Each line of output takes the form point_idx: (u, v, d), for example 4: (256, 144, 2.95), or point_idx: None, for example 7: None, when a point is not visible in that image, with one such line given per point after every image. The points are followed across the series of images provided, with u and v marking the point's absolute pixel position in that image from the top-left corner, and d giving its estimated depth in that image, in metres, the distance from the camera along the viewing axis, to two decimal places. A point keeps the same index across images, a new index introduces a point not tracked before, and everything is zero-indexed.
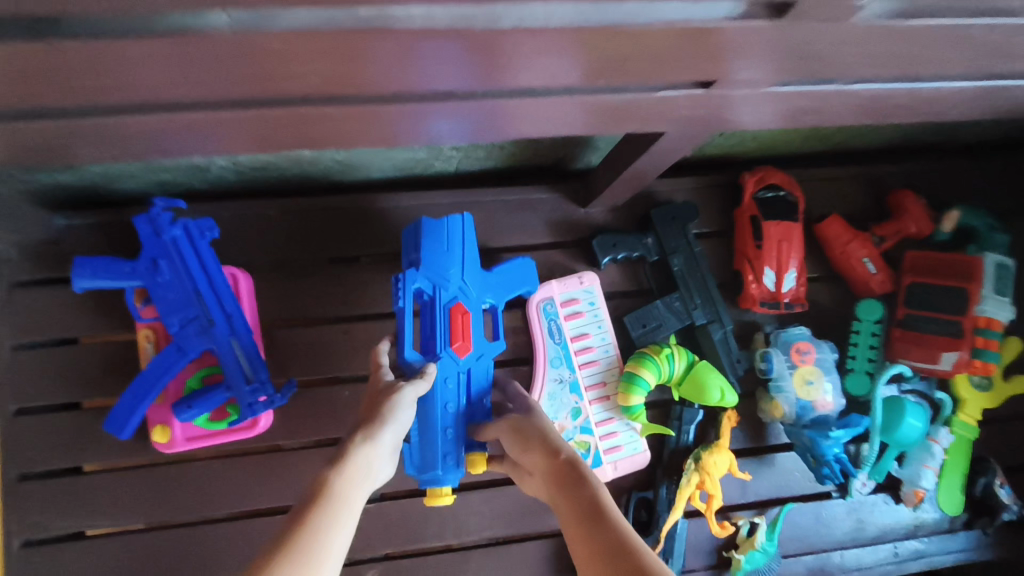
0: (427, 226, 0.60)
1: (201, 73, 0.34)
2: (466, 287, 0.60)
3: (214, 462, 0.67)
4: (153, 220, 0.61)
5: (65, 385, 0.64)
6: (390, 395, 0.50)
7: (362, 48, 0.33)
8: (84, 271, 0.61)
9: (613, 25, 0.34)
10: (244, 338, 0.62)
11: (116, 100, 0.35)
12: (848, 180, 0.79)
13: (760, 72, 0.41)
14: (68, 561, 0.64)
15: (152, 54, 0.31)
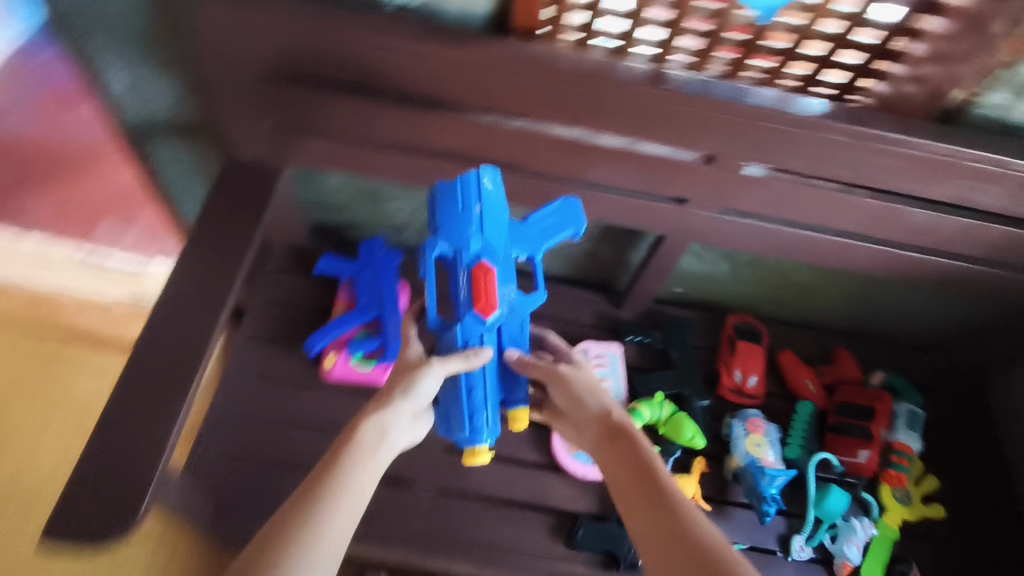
0: (446, 196, 0.71)
1: (463, 144, 0.82)
2: (489, 244, 0.70)
3: (346, 394, 1.01)
4: (369, 243, 1.06)
5: (281, 324, 1.05)
6: (412, 374, 0.68)
7: (531, 141, 0.80)
8: (326, 262, 1.07)
9: (637, 153, 0.80)
10: (396, 313, 0.99)
11: (422, 146, 0.83)
12: (799, 337, 1.15)
13: (708, 198, 0.84)
14: (237, 426, 0.96)
15: (451, 128, 0.79)
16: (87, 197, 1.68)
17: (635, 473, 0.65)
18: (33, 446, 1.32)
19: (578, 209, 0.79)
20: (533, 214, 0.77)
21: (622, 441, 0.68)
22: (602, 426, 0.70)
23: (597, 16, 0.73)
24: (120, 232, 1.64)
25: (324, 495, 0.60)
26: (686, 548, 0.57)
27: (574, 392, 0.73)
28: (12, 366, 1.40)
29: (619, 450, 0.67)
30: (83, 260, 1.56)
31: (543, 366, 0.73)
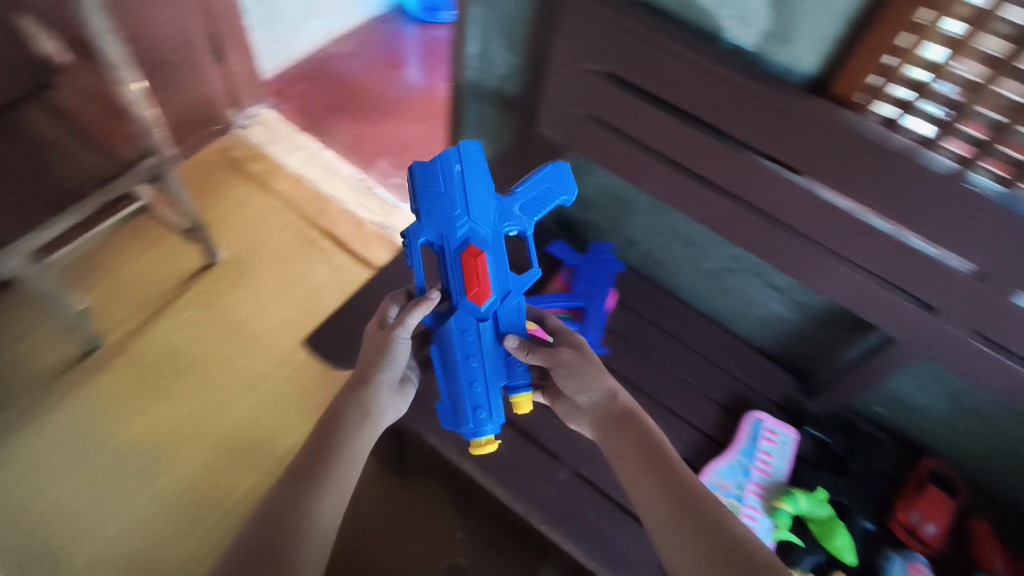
0: (426, 191, 0.84)
1: (737, 180, 0.88)
2: (477, 224, 0.83)
3: None
4: (600, 247, 1.18)
5: None
6: (387, 343, 0.82)
7: (803, 198, 0.84)
8: (557, 245, 1.19)
9: (906, 244, 0.80)
10: (598, 312, 1.09)
11: (697, 170, 0.92)
12: (998, 517, 1.04)
13: (963, 315, 0.82)
14: None
15: (733, 161, 0.87)
16: (379, 138, 2.03)
17: (640, 453, 0.76)
18: (268, 302, 1.61)
19: (567, 176, 0.93)
20: (519, 192, 0.90)
21: (629, 422, 0.79)
22: (610, 409, 0.81)
23: (907, 113, 0.76)
24: (392, 172, 1.94)
25: (317, 463, 0.73)
26: (689, 516, 0.68)
27: (576, 375, 0.82)
28: (279, 238, 1.72)
29: (627, 434, 0.78)
30: (357, 182, 1.88)
31: (545, 353, 0.81)
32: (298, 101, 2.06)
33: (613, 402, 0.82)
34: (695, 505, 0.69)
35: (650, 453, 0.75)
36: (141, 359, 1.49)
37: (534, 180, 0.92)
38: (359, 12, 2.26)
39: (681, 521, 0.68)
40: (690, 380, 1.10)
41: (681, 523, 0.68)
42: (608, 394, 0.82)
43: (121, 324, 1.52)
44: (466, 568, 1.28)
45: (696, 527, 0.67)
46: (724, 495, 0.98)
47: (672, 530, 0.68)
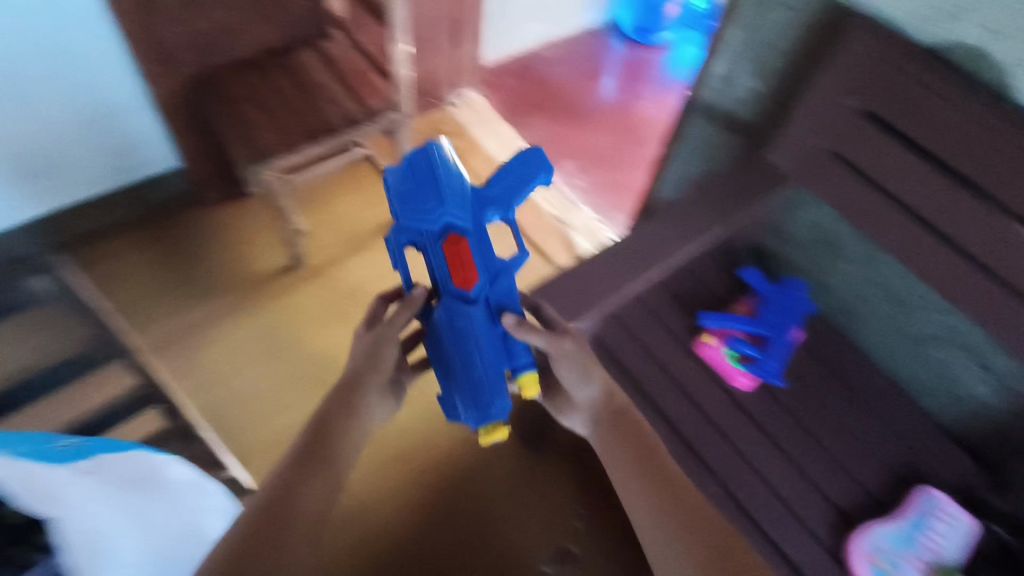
0: (396, 186, 0.79)
1: (984, 243, 0.86)
2: (456, 215, 0.76)
3: (706, 370, 1.12)
4: (789, 284, 1.19)
5: (694, 290, 1.21)
6: (382, 340, 0.78)
7: None
8: (750, 272, 1.20)
9: None
10: (784, 347, 1.10)
11: (940, 224, 0.90)
12: None
13: None
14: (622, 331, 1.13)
15: (987, 224, 0.84)
16: (570, 141, 2.13)
17: (635, 453, 0.80)
18: None
19: (546, 152, 0.85)
20: (495, 175, 0.83)
21: (625, 421, 0.84)
22: (608, 406, 0.85)
23: None
24: (578, 173, 2.03)
25: (310, 470, 0.70)
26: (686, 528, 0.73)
27: (577, 367, 0.83)
28: None
29: (623, 433, 0.83)
30: None
31: (545, 334, 0.79)
32: (504, 92, 2.20)
33: (610, 400, 0.85)
34: (693, 517, 0.74)
35: (644, 453, 0.80)
36: (331, 286, 1.67)
37: (508, 158, 0.84)
38: (576, 22, 2.39)
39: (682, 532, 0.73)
40: (863, 438, 1.07)
41: (678, 535, 0.73)
42: (609, 388, 0.85)
43: (322, 252, 1.72)
44: (578, 556, 1.32)
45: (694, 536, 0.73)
46: (883, 559, 0.93)
47: (670, 539, 0.73)
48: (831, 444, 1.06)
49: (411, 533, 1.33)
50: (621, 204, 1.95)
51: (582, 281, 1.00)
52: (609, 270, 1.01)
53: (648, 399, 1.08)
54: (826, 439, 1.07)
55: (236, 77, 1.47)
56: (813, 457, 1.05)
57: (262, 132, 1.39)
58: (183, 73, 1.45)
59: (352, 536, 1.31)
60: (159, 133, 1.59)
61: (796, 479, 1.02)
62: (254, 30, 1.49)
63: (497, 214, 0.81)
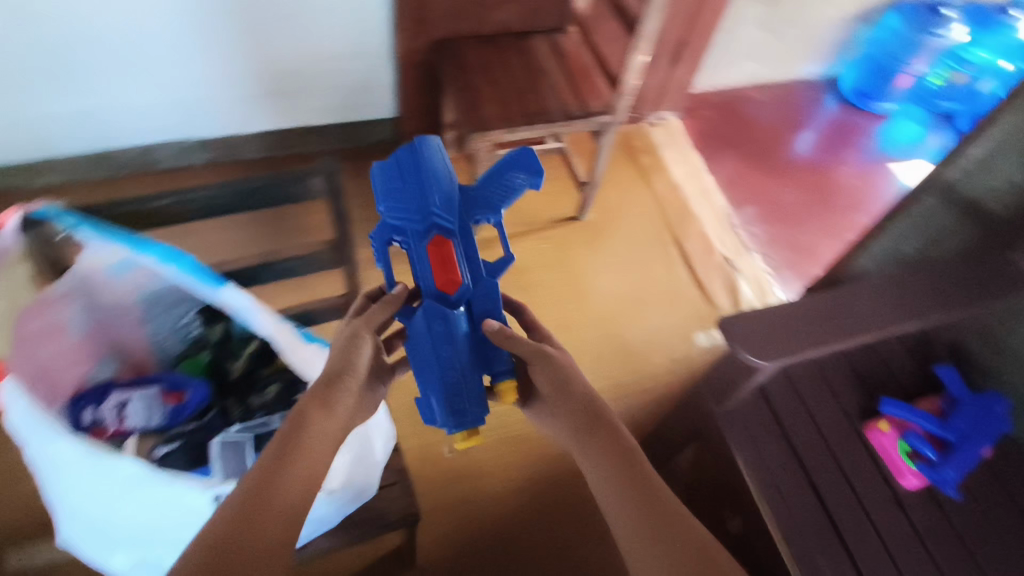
0: (384, 181, 0.82)
1: None
2: (441, 213, 0.77)
3: (871, 457, 1.05)
4: (994, 395, 1.07)
5: (876, 373, 1.14)
6: (355, 348, 0.72)
7: None
8: (949, 371, 1.11)
9: None
10: (967, 458, 1.00)
11: None
12: None
13: None
14: (793, 390, 1.10)
15: None
16: (759, 187, 2.06)
17: (617, 471, 0.69)
18: (606, 272, 1.76)
19: (534, 155, 0.86)
20: (485, 175, 0.85)
21: (605, 430, 0.72)
22: (586, 413, 0.73)
23: None
24: (757, 221, 1.97)
25: (285, 469, 0.62)
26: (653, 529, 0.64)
27: (555, 375, 0.75)
28: (638, 226, 1.86)
29: (602, 445, 0.71)
30: (724, 214, 1.94)
31: (521, 343, 0.74)
32: (703, 123, 2.18)
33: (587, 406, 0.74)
34: (664, 518, 0.65)
35: (628, 469, 0.69)
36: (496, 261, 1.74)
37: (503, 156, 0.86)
38: (793, 70, 2.32)
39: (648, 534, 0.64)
40: None
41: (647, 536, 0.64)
42: (583, 392, 0.75)
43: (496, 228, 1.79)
44: None
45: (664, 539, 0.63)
46: None
47: (640, 538, 0.64)
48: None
49: (513, 514, 1.35)
50: (796, 265, 1.88)
51: (785, 322, 0.95)
52: (820, 322, 0.96)
53: (802, 465, 1.04)
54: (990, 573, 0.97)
55: (475, 50, 1.57)
56: None
57: (487, 105, 1.47)
58: (431, 36, 1.57)
59: (459, 496, 1.36)
60: (391, 84, 1.73)
61: None
62: (503, 10, 1.57)
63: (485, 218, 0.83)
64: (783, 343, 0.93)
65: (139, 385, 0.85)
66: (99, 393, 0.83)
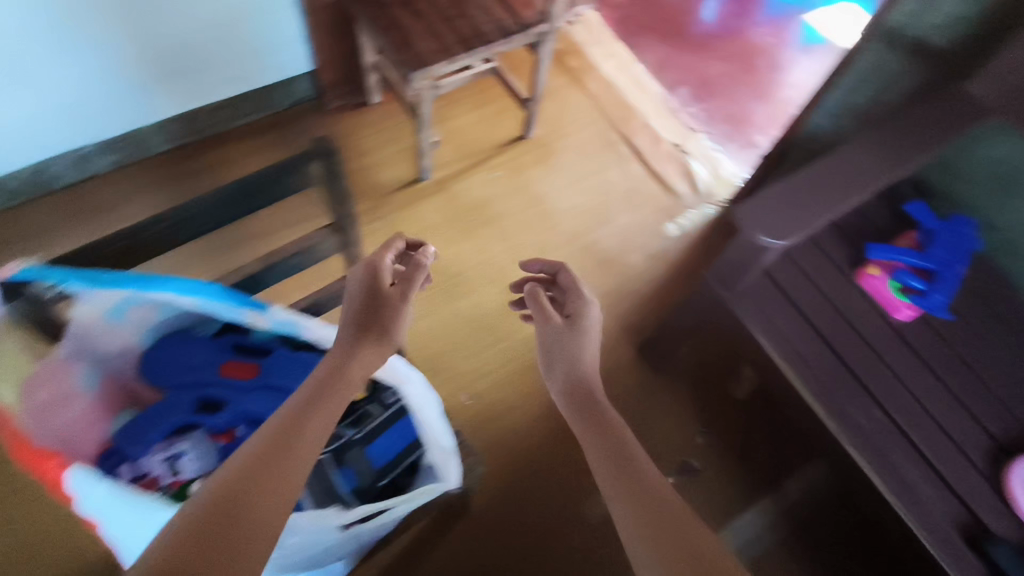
0: (120, 437, 0.79)
1: None
2: (185, 392, 0.84)
3: (866, 303, 1.14)
4: (960, 222, 1.17)
5: (856, 227, 1.21)
6: (391, 312, 0.79)
7: None
8: (920, 207, 1.19)
9: None
10: (949, 283, 1.12)
11: None
12: None
13: None
14: (793, 269, 1.16)
15: None
16: (685, 67, 2.04)
17: (606, 448, 0.77)
18: (564, 187, 1.75)
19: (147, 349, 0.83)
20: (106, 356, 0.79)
21: (592, 409, 0.82)
22: (580, 395, 0.85)
23: None
24: (692, 100, 1.97)
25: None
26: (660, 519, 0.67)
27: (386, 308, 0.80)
28: (584, 133, 1.84)
29: (595, 429, 0.80)
30: (660, 101, 1.93)
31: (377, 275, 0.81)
32: (616, 11, 2.12)
33: (579, 385, 0.86)
34: (660, 509, 0.68)
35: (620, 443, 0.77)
36: (455, 201, 1.69)
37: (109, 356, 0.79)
38: None
39: (643, 521, 0.67)
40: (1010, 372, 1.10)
41: (644, 530, 0.67)
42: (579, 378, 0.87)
43: (445, 167, 1.73)
44: (699, 470, 1.39)
45: (655, 529, 0.66)
46: None
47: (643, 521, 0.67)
48: (983, 378, 1.09)
49: (542, 440, 1.40)
50: (735, 136, 1.91)
51: (785, 205, 0.99)
52: (828, 186, 1.00)
53: (813, 327, 1.12)
54: (977, 373, 1.09)
55: None
56: (966, 388, 1.08)
57: (419, 38, 1.38)
58: None
59: (487, 438, 1.38)
60: (296, 36, 1.57)
61: (950, 407, 1.06)
62: None
63: (170, 342, 0.84)
64: (783, 228, 0.96)
65: (143, 431, 0.80)
66: (137, 438, 0.80)
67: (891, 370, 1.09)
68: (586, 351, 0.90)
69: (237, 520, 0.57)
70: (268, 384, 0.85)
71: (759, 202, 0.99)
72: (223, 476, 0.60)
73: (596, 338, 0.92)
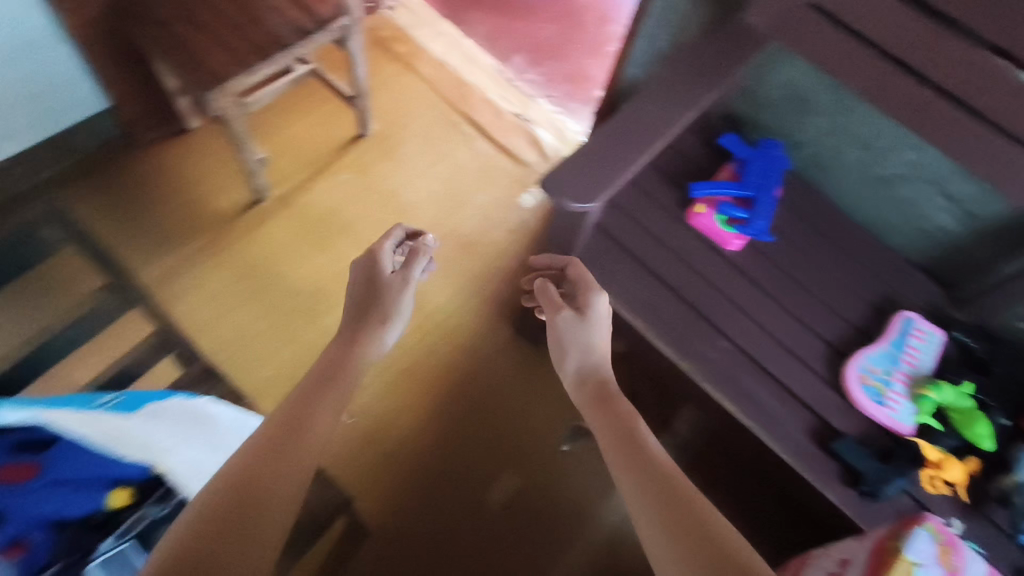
0: None
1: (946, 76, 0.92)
2: None
3: (699, 242, 1.18)
4: (768, 147, 1.23)
5: (680, 170, 1.24)
6: (393, 297, 0.87)
7: None
8: (732, 139, 1.24)
9: None
10: (767, 205, 1.17)
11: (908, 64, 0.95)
12: None
13: None
14: (627, 224, 1.18)
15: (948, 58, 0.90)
16: (517, 34, 2.03)
17: (617, 434, 0.75)
18: (416, 177, 1.70)
19: None
20: None
21: (605, 398, 0.81)
22: (592, 385, 0.84)
23: None
24: (528, 67, 1.97)
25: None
26: (681, 509, 0.65)
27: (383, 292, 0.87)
28: (425, 119, 1.79)
29: (607, 415, 0.78)
30: (496, 73, 1.91)
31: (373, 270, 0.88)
32: None
33: (588, 375, 0.85)
34: (675, 495, 0.66)
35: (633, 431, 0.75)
36: (303, 214, 1.60)
37: None
38: None
39: (662, 513, 0.65)
40: (835, 278, 1.18)
41: (660, 526, 0.64)
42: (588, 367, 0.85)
43: (285, 181, 1.63)
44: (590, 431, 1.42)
45: (674, 518, 0.64)
46: (873, 378, 1.06)
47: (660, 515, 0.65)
48: (813, 289, 1.16)
49: (435, 438, 1.38)
50: (576, 96, 1.93)
51: (582, 168, 1.02)
52: (619, 143, 1.06)
53: (655, 275, 1.15)
54: (807, 286, 1.16)
55: None
56: (800, 303, 1.15)
57: (209, 52, 1.30)
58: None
59: (378, 450, 1.35)
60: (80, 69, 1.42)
61: (787, 323, 1.13)
62: None
63: None
64: (580, 192, 1.00)
65: None
66: None
67: (730, 300, 1.14)
68: (598, 339, 0.88)
69: (245, 530, 0.56)
70: (44, 484, 0.73)
71: (562, 170, 1.02)
72: (222, 480, 0.60)
73: (604, 326, 0.90)
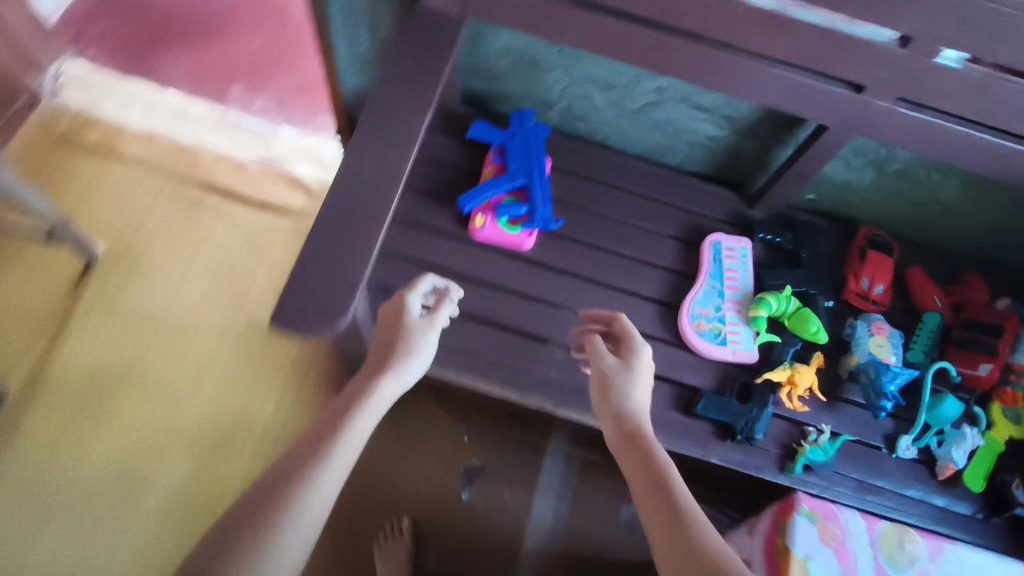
0: None
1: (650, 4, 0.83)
2: None
3: (494, 254, 1.07)
4: (519, 118, 1.09)
5: (443, 183, 1.10)
6: (419, 336, 0.80)
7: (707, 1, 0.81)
8: (480, 127, 1.11)
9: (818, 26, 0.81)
10: (541, 186, 1.05)
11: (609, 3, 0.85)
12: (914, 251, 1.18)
13: (886, 77, 0.84)
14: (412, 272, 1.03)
15: None
16: (222, 62, 1.73)
17: (649, 482, 0.70)
18: (178, 283, 1.41)
19: None
20: None
21: (637, 442, 0.75)
22: (621, 429, 0.77)
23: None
24: (252, 96, 1.69)
25: None
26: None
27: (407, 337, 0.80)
28: (159, 209, 1.49)
29: (638, 463, 0.73)
30: (218, 119, 1.63)
31: (398, 316, 0.81)
32: (104, 41, 1.69)
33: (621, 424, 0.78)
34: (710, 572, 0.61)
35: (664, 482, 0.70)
36: (59, 388, 1.29)
37: None
38: None
39: None
40: (638, 228, 1.12)
41: None
42: (620, 411, 0.79)
43: (19, 362, 1.30)
44: (484, 466, 1.32)
45: None
46: (707, 320, 1.04)
47: None
48: (621, 250, 1.09)
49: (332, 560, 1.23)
50: (320, 109, 1.70)
51: (319, 270, 0.80)
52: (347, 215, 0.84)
53: (464, 313, 1.02)
54: (615, 250, 1.09)
55: None
56: (616, 271, 1.08)
57: None
58: None
59: None
60: None
61: (612, 299, 1.06)
62: None
63: None
64: (327, 305, 0.79)
65: None
66: None
67: (549, 304, 1.05)
68: (641, 390, 0.80)
69: None
70: None
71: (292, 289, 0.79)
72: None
73: (649, 380, 0.82)
